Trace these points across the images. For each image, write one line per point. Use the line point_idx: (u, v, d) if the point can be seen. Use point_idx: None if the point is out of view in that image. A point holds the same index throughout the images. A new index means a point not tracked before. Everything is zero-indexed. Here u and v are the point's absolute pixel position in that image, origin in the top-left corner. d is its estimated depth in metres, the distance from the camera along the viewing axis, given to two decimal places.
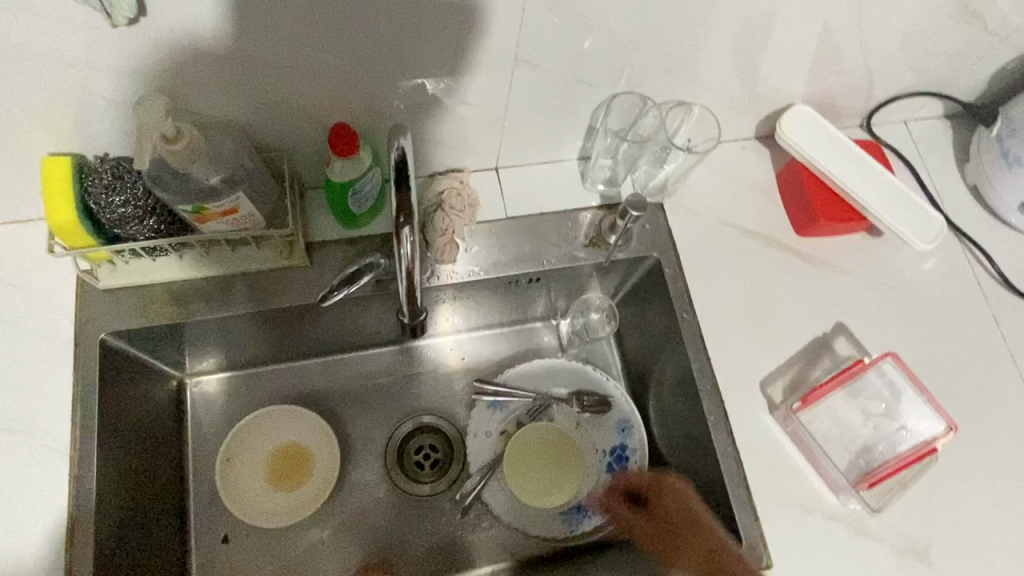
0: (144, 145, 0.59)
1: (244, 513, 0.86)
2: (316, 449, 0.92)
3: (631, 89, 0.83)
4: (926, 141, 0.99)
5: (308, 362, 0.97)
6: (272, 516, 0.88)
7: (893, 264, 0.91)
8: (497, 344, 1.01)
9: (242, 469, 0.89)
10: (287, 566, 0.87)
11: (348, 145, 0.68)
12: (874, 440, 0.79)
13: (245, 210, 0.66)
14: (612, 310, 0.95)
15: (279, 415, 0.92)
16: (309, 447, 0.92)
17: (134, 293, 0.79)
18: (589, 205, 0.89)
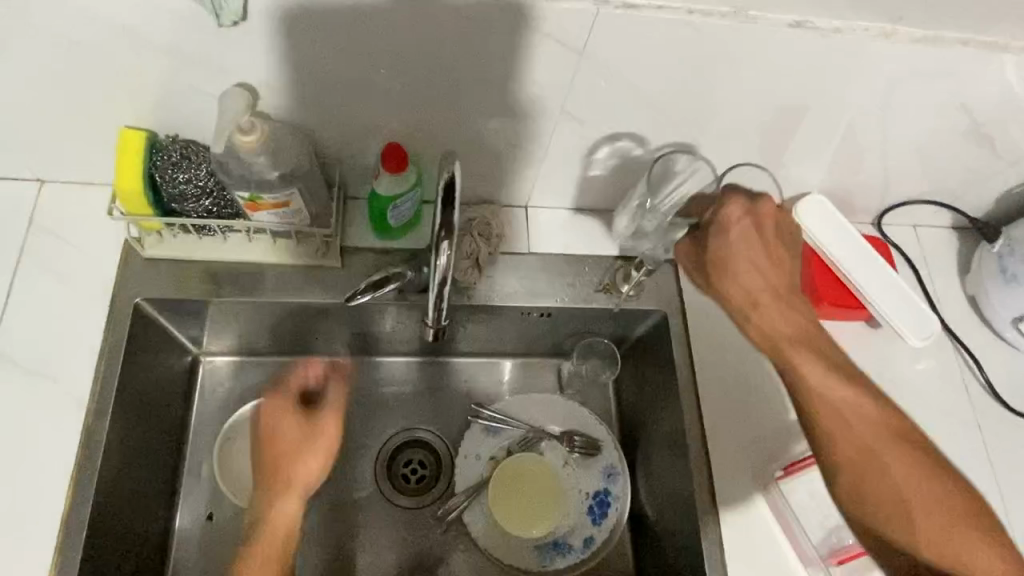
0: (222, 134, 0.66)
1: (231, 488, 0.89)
2: None
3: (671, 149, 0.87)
4: (932, 248, 1.04)
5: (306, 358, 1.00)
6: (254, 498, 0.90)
7: (887, 356, 0.95)
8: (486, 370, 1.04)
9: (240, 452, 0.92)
10: None
11: (397, 163, 0.74)
12: None
13: (296, 207, 0.73)
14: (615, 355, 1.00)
15: None
16: None
17: (173, 265, 0.83)
18: (608, 252, 0.94)
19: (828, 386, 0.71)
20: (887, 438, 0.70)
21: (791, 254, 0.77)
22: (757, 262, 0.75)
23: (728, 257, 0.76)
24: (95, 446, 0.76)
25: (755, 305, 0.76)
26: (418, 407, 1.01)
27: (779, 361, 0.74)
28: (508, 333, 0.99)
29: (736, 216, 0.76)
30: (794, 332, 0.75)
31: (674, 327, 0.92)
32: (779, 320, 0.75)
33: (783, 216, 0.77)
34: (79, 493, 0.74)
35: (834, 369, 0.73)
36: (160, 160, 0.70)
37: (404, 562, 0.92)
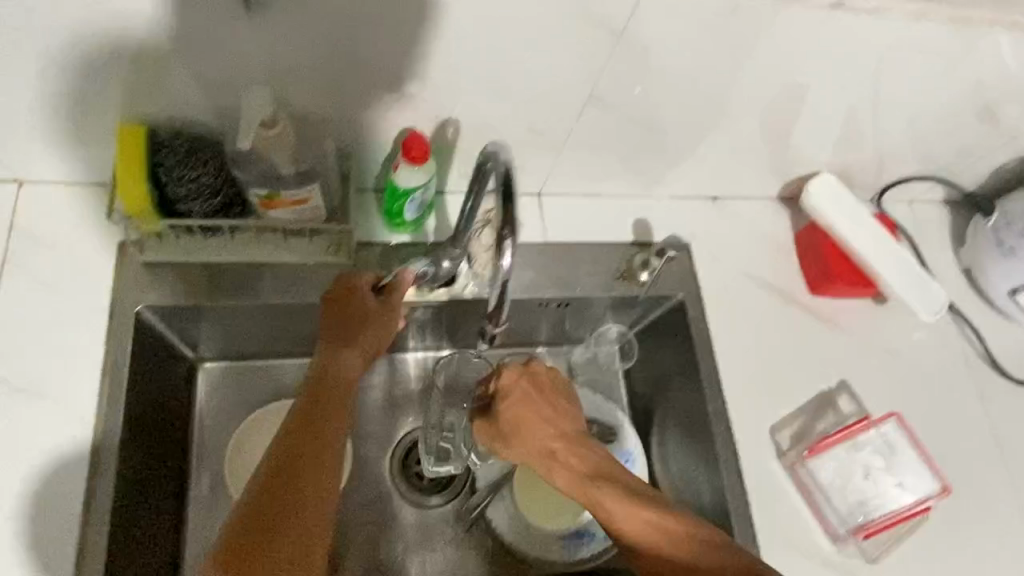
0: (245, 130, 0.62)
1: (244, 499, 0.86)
2: None
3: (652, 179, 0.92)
4: (927, 223, 1.07)
5: (282, 361, 0.94)
6: None
7: (895, 330, 0.97)
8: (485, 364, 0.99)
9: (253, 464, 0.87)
10: None
11: (421, 153, 0.70)
12: (873, 494, 0.82)
13: (315, 203, 0.69)
14: (629, 344, 0.98)
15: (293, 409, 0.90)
16: None
17: (173, 269, 0.78)
18: (622, 239, 0.93)
19: (613, 525, 0.64)
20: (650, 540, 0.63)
21: (563, 399, 0.74)
22: (547, 428, 0.71)
23: (508, 404, 0.72)
24: (108, 462, 0.69)
25: (519, 440, 0.72)
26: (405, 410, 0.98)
27: (582, 488, 0.68)
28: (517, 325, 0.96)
29: (519, 392, 0.73)
30: (557, 446, 0.70)
31: (693, 312, 0.91)
32: (530, 430, 0.71)
33: (556, 382, 0.75)
34: (94, 514, 0.67)
35: (615, 510, 0.64)
36: (163, 158, 0.66)
37: (426, 564, 0.91)
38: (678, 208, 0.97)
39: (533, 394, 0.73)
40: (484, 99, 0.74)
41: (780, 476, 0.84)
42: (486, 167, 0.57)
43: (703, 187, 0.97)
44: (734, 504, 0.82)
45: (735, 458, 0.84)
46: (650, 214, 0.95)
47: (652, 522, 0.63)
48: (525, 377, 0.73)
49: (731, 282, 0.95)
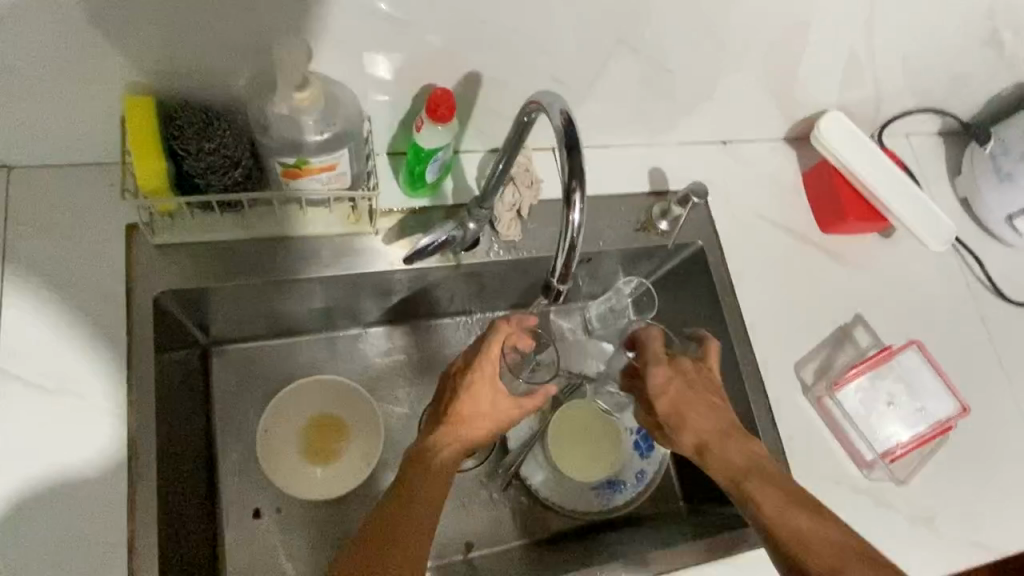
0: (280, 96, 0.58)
1: (280, 479, 0.83)
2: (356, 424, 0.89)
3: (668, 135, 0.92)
4: (924, 156, 1.09)
5: (287, 341, 0.92)
6: (306, 489, 0.84)
7: (902, 262, 0.99)
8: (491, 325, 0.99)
9: (287, 440, 0.86)
10: (326, 539, 0.84)
11: (448, 110, 0.67)
12: (897, 419, 0.85)
13: (343, 168, 0.64)
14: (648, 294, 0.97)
15: (319, 386, 0.88)
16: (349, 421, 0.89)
17: (186, 250, 0.73)
18: (639, 190, 0.92)
19: (757, 483, 0.70)
20: (764, 486, 0.70)
21: (714, 381, 0.79)
22: (671, 397, 0.77)
23: (657, 393, 0.78)
24: (146, 460, 0.66)
25: (685, 420, 0.76)
26: (414, 379, 0.94)
27: (712, 445, 0.74)
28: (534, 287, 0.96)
29: (665, 371, 0.78)
30: (707, 423, 0.75)
31: (714, 259, 0.92)
32: (691, 411, 0.76)
33: (708, 368, 0.80)
34: (139, 513, 0.64)
35: (763, 470, 0.71)
36: (180, 130, 0.61)
37: (469, 525, 0.92)
38: (689, 155, 0.97)
39: (676, 373, 0.78)
40: (510, 53, 0.71)
41: (808, 410, 0.86)
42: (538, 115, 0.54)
43: (714, 131, 0.96)
44: (768, 441, 0.84)
45: (765, 397, 0.86)
46: (664, 162, 0.95)
47: (780, 487, 0.69)
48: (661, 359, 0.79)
49: (746, 226, 0.95)
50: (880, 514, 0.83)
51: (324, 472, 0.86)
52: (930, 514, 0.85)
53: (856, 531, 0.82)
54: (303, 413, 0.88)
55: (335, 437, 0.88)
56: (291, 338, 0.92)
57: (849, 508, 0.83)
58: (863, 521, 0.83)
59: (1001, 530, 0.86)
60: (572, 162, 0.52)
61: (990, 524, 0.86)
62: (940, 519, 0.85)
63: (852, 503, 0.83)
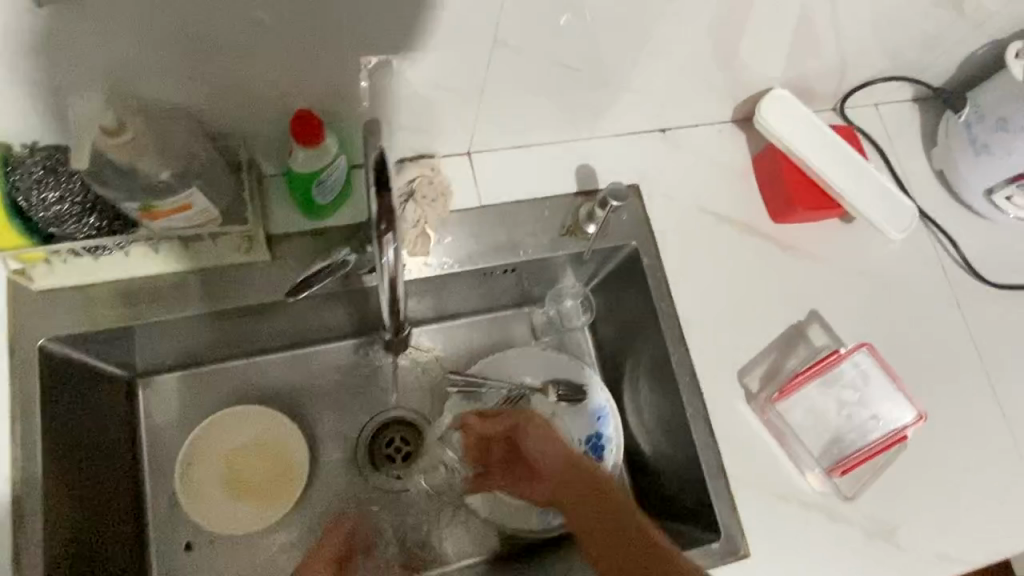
0: (82, 140, 0.54)
1: (204, 516, 0.83)
2: (285, 450, 0.87)
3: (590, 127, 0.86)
4: (896, 126, 0.98)
5: (269, 357, 0.92)
6: (235, 522, 0.84)
7: (867, 248, 0.90)
8: (430, 346, 0.97)
9: (207, 474, 0.84)
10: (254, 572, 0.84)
11: (313, 135, 0.63)
12: (848, 429, 0.79)
13: (199, 205, 0.60)
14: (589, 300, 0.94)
15: (240, 418, 0.87)
16: (277, 448, 0.87)
17: (76, 294, 0.72)
18: (565, 191, 0.86)
19: (580, 513, 0.81)
20: (592, 494, 0.80)
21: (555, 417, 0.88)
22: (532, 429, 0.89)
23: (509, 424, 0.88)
24: (32, 514, 0.67)
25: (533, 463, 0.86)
26: (349, 398, 0.93)
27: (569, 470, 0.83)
28: (472, 296, 0.93)
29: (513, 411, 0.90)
30: (573, 464, 0.83)
31: (649, 260, 0.85)
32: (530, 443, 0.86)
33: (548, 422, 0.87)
34: (26, 567, 0.66)
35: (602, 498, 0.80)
36: (21, 180, 0.59)
37: (401, 543, 0.89)
38: (623, 147, 0.89)
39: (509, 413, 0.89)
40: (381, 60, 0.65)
41: (752, 421, 0.80)
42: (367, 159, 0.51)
43: (647, 120, 0.88)
44: (706, 457, 0.78)
45: (703, 410, 0.80)
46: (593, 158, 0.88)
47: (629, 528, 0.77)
48: (518, 418, 0.87)
49: (688, 221, 0.88)
50: (832, 531, 0.77)
51: (251, 504, 0.84)
52: (889, 527, 0.79)
53: (802, 550, 0.76)
54: (225, 445, 0.86)
55: (259, 466, 0.86)
56: (231, 361, 0.91)
57: (797, 525, 0.77)
58: (812, 539, 0.77)
59: (970, 539, 0.79)
60: (384, 205, 0.49)
61: (960, 535, 0.79)
62: (901, 533, 0.79)
63: (799, 520, 0.77)
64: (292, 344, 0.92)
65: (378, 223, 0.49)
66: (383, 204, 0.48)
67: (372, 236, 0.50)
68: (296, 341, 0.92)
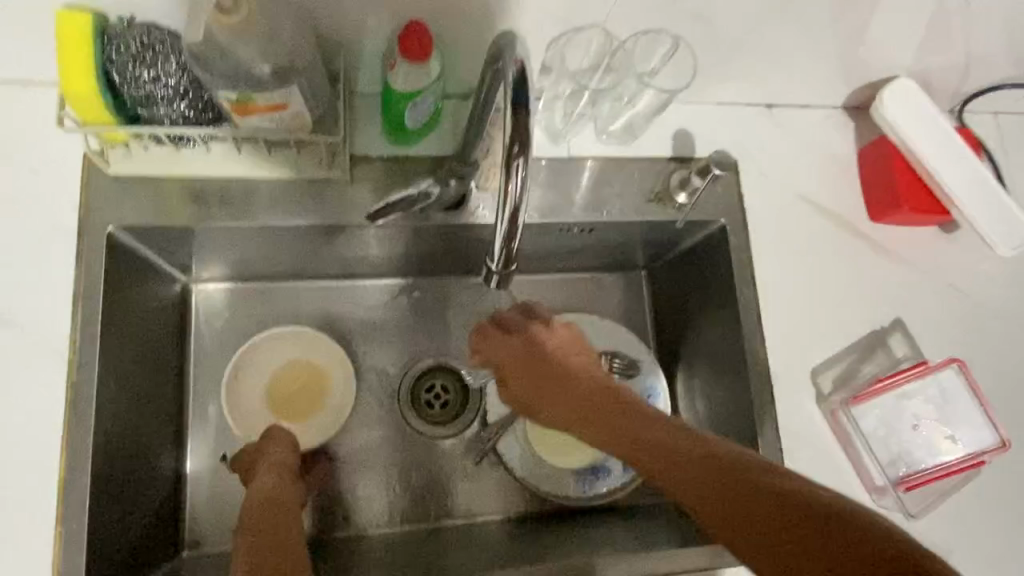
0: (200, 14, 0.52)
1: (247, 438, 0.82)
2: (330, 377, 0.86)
3: (693, 91, 0.81)
4: (1013, 138, 0.92)
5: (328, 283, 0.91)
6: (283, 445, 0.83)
7: (964, 263, 0.85)
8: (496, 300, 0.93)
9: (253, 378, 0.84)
10: None
11: (422, 48, 0.59)
12: (920, 446, 0.74)
13: (295, 108, 0.58)
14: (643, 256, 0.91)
15: (284, 339, 0.85)
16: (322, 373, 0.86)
17: (149, 184, 0.69)
18: (660, 155, 0.80)
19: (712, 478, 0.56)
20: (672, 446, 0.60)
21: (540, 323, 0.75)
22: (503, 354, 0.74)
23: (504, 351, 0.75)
24: (86, 402, 0.67)
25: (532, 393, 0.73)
26: (396, 336, 0.91)
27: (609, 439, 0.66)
28: (541, 251, 0.88)
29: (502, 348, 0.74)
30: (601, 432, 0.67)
31: (735, 241, 0.80)
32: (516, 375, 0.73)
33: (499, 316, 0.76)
34: (71, 450, 0.66)
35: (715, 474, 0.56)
36: (116, 52, 0.56)
37: (430, 489, 0.87)
38: (726, 118, 0.83)
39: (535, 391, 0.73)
40: None
41: (820, 425, 0.76)
42: (494, 69, 0.52)
43: (754, 92, 0.83)
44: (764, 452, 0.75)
45: (770, 403, 0.76)
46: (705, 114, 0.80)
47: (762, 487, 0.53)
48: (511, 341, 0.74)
49: (780, 206, 0.82)
50: None
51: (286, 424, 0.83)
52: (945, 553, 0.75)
53: None
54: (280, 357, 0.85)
55: (300, 389, 0.85)
56: (286, 281, 0.89)
57: None
58: None
59: None
60: (517, 123, 0.50)
61: None
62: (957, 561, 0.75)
63: None
64: (351, 276, 0.91)
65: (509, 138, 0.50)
66: (515, 121, 0.50)
67: (502, 158, 0.51)
68: (352, 273, 0.90)
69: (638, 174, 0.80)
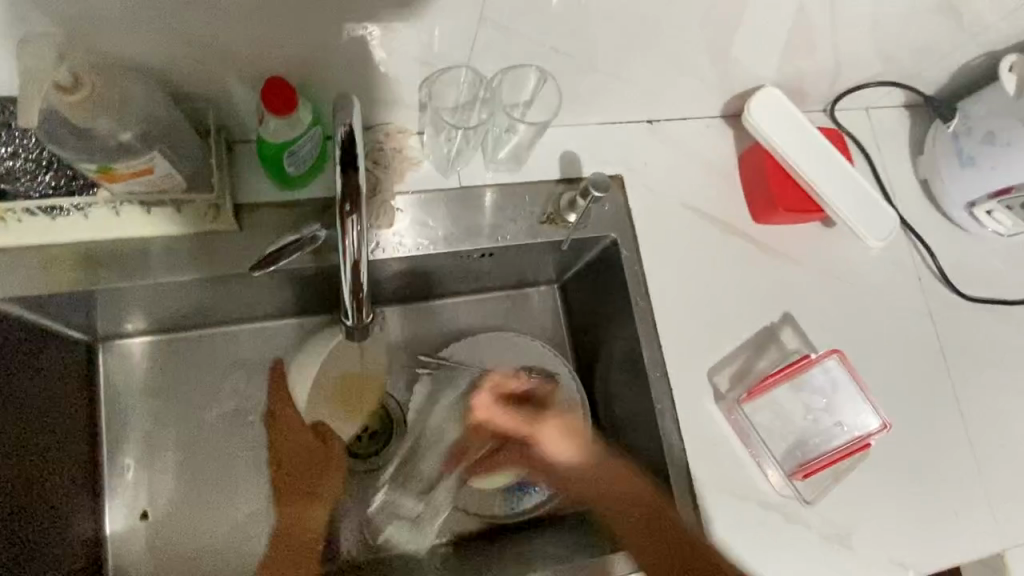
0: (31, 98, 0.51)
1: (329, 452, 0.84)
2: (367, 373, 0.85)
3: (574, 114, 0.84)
4: (884, 130, 0.97)
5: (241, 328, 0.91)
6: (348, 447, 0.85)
7: (845, 254, 0.90)
8: (413, 326, 0.95)
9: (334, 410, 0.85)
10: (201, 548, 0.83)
11: (285, 104, 0.60)
12: (814, 433, 0.80)
13: (161, 170, 0.58)
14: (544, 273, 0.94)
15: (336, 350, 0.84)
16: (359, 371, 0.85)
17: (32, 252, 0.68)
18: (547, 178, 0.83)
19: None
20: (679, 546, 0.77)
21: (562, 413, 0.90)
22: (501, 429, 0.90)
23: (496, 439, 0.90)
24: None
25: (558, 467, 0.89)
26: None
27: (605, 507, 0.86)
28: (449, 277, 0.90)
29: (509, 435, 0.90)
30: (596, 486, 0.87)
31: (626, 253, 0.83)
32: (547, 445, 0.89)
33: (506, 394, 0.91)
34: None
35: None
36: None
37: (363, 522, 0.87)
38: (609, 136, 0.87)
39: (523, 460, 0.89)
40: (363, 26, 0.62)
41: (719, 422, 0.81)
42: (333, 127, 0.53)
43: (633, 111, 0.86)
44: (668, 454, 0.78)
45: (671, 407, 0.80)
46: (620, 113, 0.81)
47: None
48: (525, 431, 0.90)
49: (668, 216, 0.86)
50: (789, 532, 0.79)
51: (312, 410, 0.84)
52: (845, 531, 0.80)
53: (759, 551, 0.78)
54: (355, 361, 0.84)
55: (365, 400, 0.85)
56: (196, 331, 0.89)
57: (753, 526, 0.78)
58: (769, 540, 0.78)
59: (921, 545, 0.81)
60: (350, 185, 0.53)
61: (914, 542, 0.81)
62: (856, 537, 0.80)
63: (759, 521, 0.78)
64: (260, 318, 0.90)
65: (340, 199, 0.53)
66: (346, 183, 0.52)
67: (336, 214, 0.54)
68: (263, 315, 0.90)
69: (529, 198, 0.82)
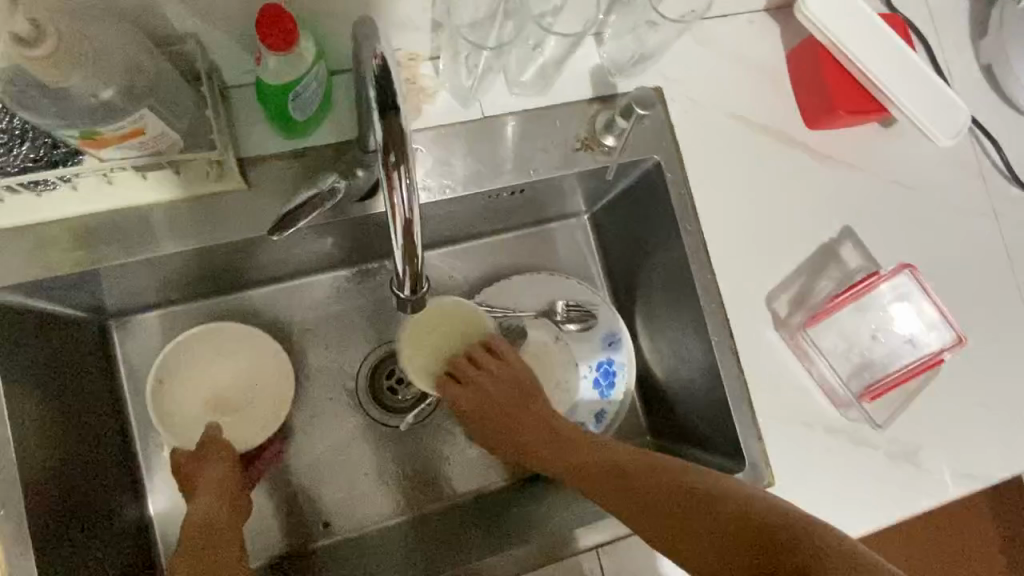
0: None
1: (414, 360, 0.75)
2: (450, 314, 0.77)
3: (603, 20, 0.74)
4: (944, 11, 0.87)
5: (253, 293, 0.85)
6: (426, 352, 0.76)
7: (904, 155, 0.82)
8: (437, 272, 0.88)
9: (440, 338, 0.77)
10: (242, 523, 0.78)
11: (284, 37, 0.51)
12: (880, 355, 0.78)
13: (155, 130, 0.50)
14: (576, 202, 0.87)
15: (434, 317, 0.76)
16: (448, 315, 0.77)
17: (24, 234, 0.61)
18: (579, 98, 0.75)
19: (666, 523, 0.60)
20: (659, 492, 0.62)
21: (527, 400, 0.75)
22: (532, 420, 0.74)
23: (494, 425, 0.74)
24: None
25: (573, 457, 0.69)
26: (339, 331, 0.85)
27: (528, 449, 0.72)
28: (472, 217, 0.83)
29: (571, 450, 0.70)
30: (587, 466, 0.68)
31: (672, 177, 0.76)
32: (542, 428, 0.73)
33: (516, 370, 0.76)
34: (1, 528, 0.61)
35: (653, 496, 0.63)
36: None
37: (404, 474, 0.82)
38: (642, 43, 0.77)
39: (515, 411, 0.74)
40: None
41: (778, 348, 0.76)
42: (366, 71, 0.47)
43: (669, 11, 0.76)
44: (728, 386, 0.74)
45: (729, 339, 0.75)
46: None
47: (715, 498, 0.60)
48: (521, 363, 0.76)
49: (712, 129, 0.78)
50: (856, 455, 0.76)
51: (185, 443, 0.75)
52: (912, 449, 0.77)
53: (826, 479, 0.75)
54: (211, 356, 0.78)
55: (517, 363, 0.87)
56: (202, 303, 0.83)
57: (818, 452, 0.75)
58: (835, 465, 0.75)
59: (989, 457, 0.78)
60: (392, 133, 0.46)
61: (983, 456, 0.78)
62: (924, 455, 0.77)
63: (824, 447, 0.75)
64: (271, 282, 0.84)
65: (384, 150, 0.46)
66: None
67: (380, 172, 0.47)
68: (282, 276, 0.83)
69: (562, 122, 0.74)
